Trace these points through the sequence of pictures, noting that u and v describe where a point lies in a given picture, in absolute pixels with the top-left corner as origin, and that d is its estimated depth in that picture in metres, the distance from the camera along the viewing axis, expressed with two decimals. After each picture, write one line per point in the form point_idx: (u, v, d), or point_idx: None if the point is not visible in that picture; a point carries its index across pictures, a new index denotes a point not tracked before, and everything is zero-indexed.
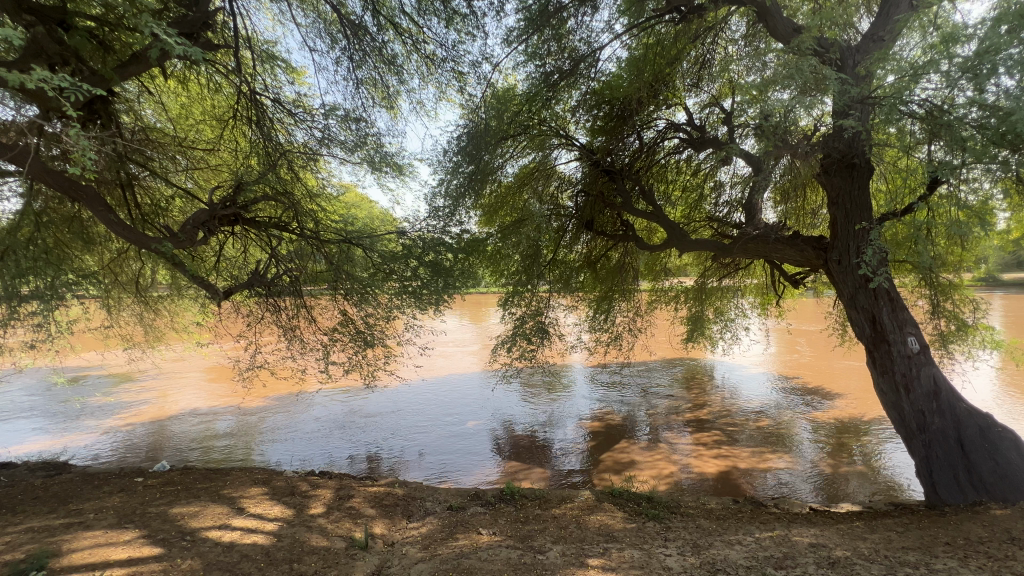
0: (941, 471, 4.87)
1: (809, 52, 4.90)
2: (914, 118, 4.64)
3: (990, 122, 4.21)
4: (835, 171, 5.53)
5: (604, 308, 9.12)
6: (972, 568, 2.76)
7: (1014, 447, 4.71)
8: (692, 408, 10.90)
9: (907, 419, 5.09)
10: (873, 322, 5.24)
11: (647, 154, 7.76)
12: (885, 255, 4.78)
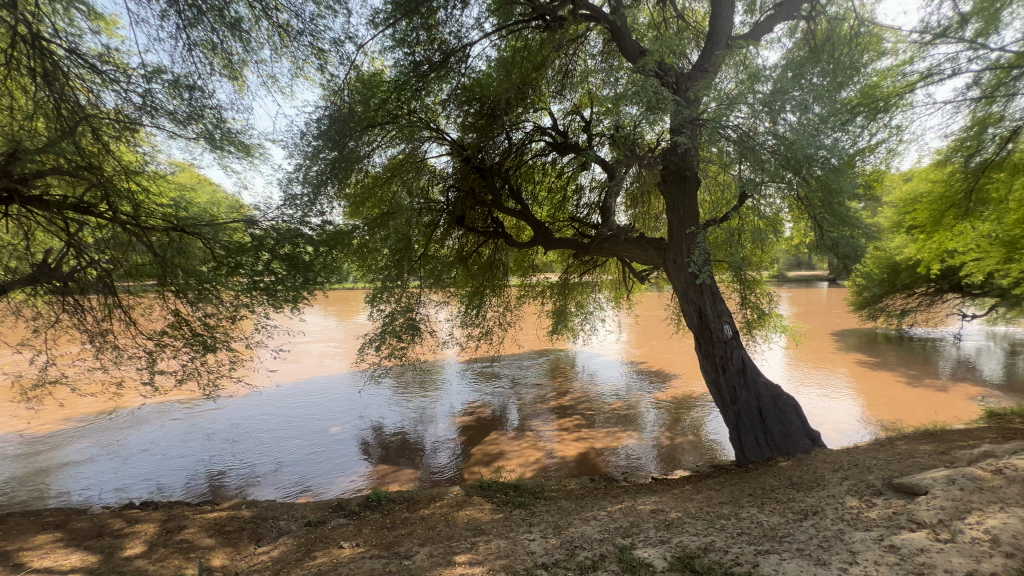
0: (747, 434, 5.92)
1: (652, 74, 5.51)
2: (729, 141, 5.52)
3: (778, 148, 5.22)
4: (671, 181, 6.31)
5: (475, 303, 9.22)
6: (767, 512, 3.38)
7: (796, 410, 5.92)
8: (556, 396, 11.64)
9: (723, 393, 6.09)
10: (700, 313, 6.13)
11: (515, 154, 8.03)
12: (710, 256, 5.61)
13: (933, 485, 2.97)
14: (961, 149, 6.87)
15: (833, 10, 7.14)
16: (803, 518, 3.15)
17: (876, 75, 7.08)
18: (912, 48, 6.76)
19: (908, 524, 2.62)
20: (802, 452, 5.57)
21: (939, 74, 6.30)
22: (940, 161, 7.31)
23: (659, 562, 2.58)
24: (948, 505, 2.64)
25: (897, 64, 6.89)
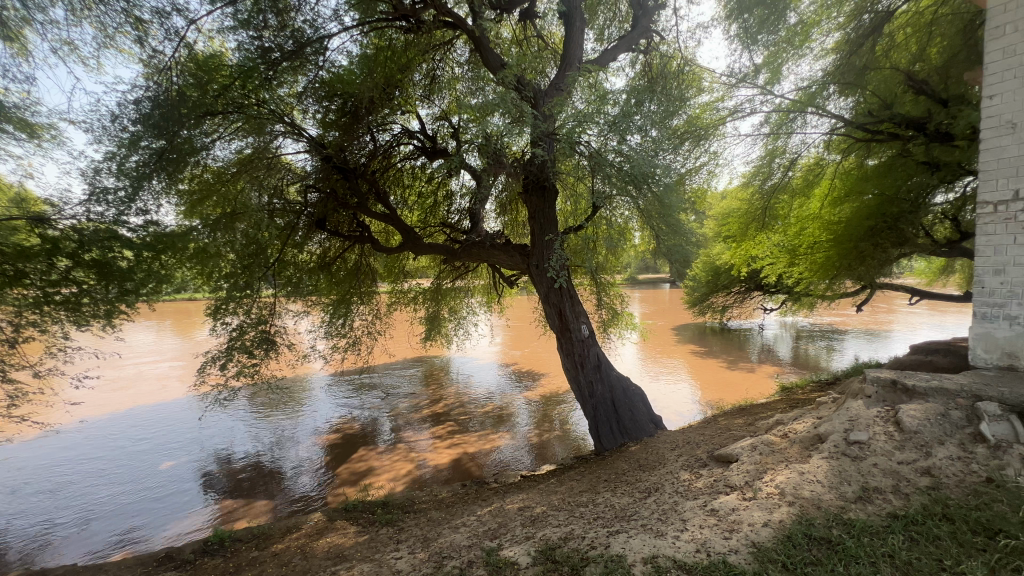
0: (604, 425, 6.49)
1: (512, 86, 5.77)
2: (583, 156, 6.03)
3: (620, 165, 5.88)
4: (532, 191, 6.66)
5: (341, 312, 8.63)
6: (618, 494, 3.73)
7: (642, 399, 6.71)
8: (431, 403, 11.46)
9: (582, 388, 6.58)
10: (560, 314, 6.54)
11: (381, 155, 7.69)
12: (565, 262, 6.06)
13: (741, 453, 3.57)
14: (759, 175, 8.48)
15: (665, 48, 8.25)
16: (647, 495, 3.53)
17: (698, 108, 8.35)
18: (723, 88, 8.12)
19: (724, 488, 3.09)
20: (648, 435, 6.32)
21: (741, 111, 7.67)
22: (746, 183, 8.88)
23: (524, 558, 2.66)
24: (751, 468, 3.18)
25: (713, 100, 8.22)
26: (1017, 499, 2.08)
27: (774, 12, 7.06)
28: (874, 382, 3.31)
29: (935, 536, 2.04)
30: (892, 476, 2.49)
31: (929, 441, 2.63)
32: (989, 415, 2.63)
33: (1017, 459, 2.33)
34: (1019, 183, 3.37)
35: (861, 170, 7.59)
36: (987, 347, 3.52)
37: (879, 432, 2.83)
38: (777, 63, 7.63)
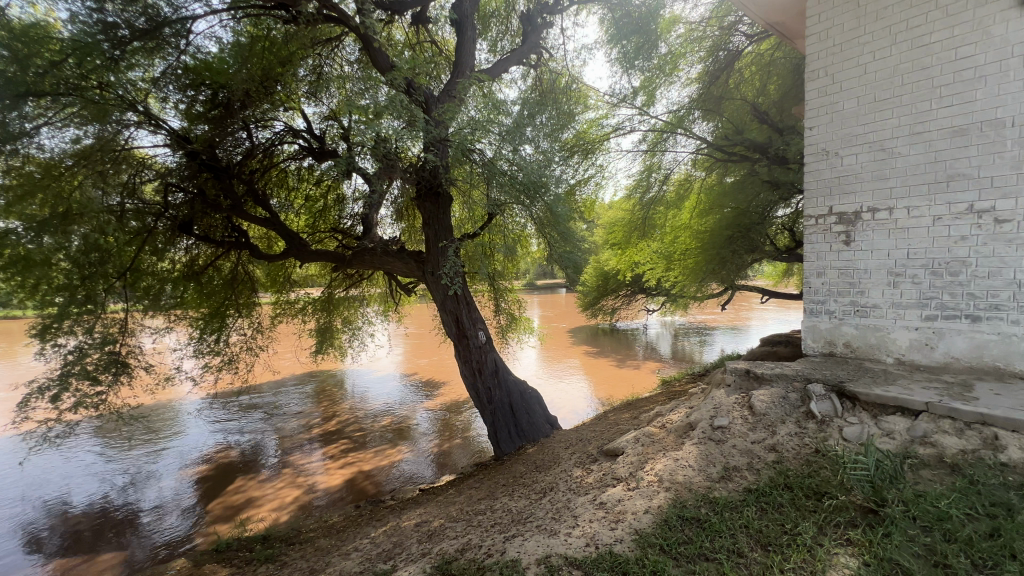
0: (502, 429, 6.57)
1: (402, 89, 5.67)
2: (478, 163, 6.10)
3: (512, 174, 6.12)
4: (427, 197, 6.59)
5: (214, 326, 7.70)
6: (515, 498, 3.77)
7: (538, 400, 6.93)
8: (323, 421, 10.68)
9: (480, 395, 6.61)
10: (456, 322, 6.51)
11: (261, 154, 6.99)
12: (459, 269, 6.06)
13: (626, 446, 3.82)
14: (639, 188, 9.21)
15: (554, 65, 8.69)
16: (542, 496, 3.62)
17: (585, 123, 8.90)
18: (606, 106, 8.76)
19: (611, 481, 3.28)
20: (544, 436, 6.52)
21: (623, 129, 8.33)
22: (628, 195, 9.63)
23: None
24: (635, 459, 3.42)
25: (598, 117, 8.82)
26: (836, 465, 2.49)
27: (647, 42, 7.89)
28: (732, 372, 3.75)
29: (779, 504, 2.35)
30: (747, 455, 2.83)
31: (774, 421, 3.04)
32: (818, 395, 3.12)
33: (837, 430, 2.78)
34: (831, 201, 4.09)
35: (721, 186, 8.62)
36: (814, 337, 4.19)
37: (737, 417, 3.21)
38: (652, 88, 8.39)
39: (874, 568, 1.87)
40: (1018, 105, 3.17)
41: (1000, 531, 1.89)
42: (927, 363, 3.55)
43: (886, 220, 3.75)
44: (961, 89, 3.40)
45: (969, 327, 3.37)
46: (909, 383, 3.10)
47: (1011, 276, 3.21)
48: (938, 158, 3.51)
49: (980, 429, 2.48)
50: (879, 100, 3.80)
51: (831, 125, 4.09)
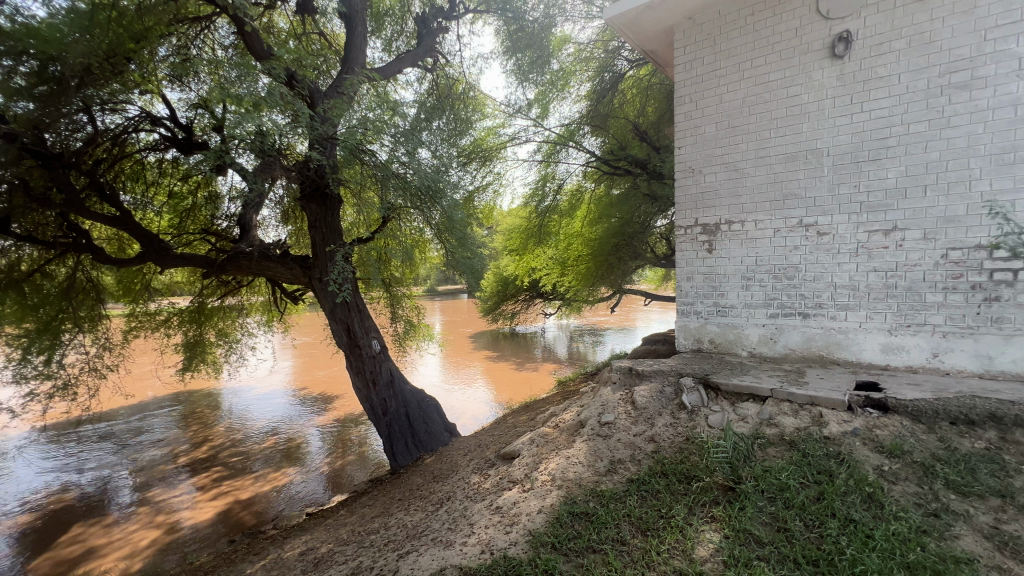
0: (398, 442, 6.39)
1: (284, 81, 5.28)
2: (370, 164, 5.89)
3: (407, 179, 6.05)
4: (312, 198, 6.20)
5: (43, 346, 6.28)
6: (411, 512, 3.64)
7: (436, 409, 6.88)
8: (192, 448, 9.40)
9: (375, 407, 6.35)
10: (348, 331, 6.18)
11: (108, 141, 5.89)
12: (348, 274, 5.79)
13: (522, 448, 3.90)
14: (535, 196, 9.55)
15: (451, 70, 8.68)
16: (439, 507, 3.54)
17: (483, 131, 9.00)
18: (503, 116, 8.96)
19: (507, 484, 3.33)
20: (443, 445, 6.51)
21: (519, 139, 8.57)
22: (525, 203, 9.91)
23: None
24: (530, 461, 3.51)
25: (495, 125, 8.98)
26: (701, 449, 2.78)
27: (541, 57, 8.20)
28: (617, 370, 4.02)
29: (656, 490, 2.56)
30: (630, 447, 3.05)
31: (652, 414, 3.32)
32: (688, 387, 3.46)
33: (703, 418, 3.10)
34: (696, 213, 4.59)
35: (608, 198, 9.23)
36: (685, 335, 4.65)
37: (621, 412, 3.45)
38: (545, 101, 8.75)
39: (732, 540, 2.11)
40: (831, 138, 3.86)
41: (824, 495, 2.25)
42: (772, 354, 4.13)
43: (739, 231, 4.31)
44: (792, 121, 4.04)
45: (802, 322, 3.99)
46: (758, 373, 3.58)
47: (829, 279, 3.87)
48: (776, 179, 4.12)
49: (809, 408, 2.93)
50: (732, 126, 4.36)
51: (695, 146, 4.58)
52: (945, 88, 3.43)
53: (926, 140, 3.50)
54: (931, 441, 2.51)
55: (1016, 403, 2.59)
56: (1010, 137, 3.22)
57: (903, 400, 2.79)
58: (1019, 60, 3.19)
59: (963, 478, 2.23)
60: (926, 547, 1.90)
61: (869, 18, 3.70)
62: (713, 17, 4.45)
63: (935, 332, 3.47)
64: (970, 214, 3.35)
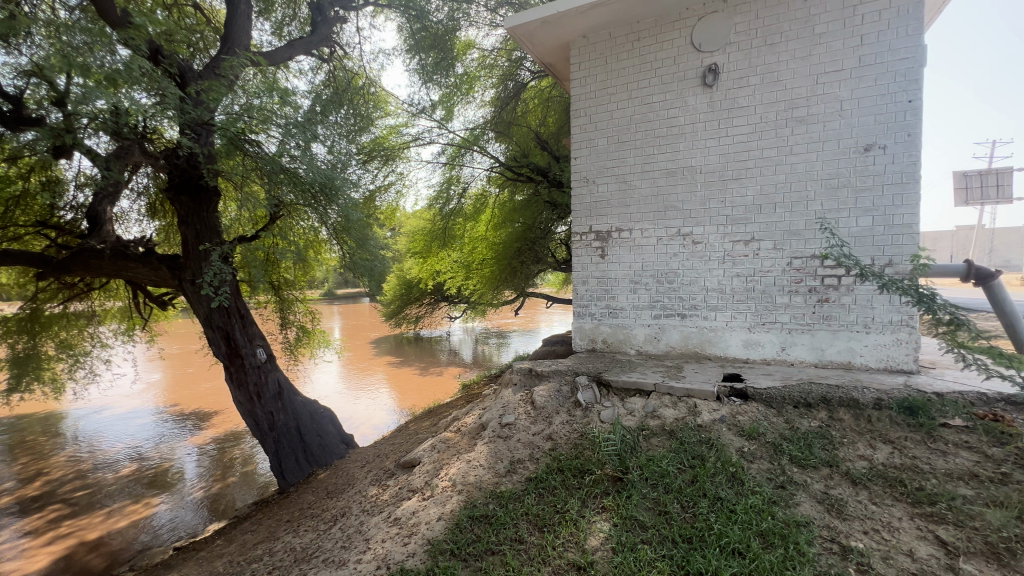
0: (288, 458, 6.26)
1: (146, 54, 4.64)
2: (255, 155, 5.42)
3: (299, 174, 5.70)
4: (183, 190, 5.70)
5: None
6: (301, 534, 3.38)
7: (330, 420, 6.88)
8: (21, 484, 7.82)
9: (261, 422, 6.20)
10: (227, 340, 5.92)
11: None
12: (227, 275, 5.25)
13: (423, 455, 3.82)
14: (440, 199, 9.42)
15: (349, 63, 8.29)
16: (333, 525, 3.33)
17: (384, 129, 8.70)
18: (406, 115, 8.75)
19: (407, 494, 3.24)
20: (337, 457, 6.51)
21: (423, 140, 8.41)
22: (429, 206, 9.74)
23: None
24: (431, 467, 3.45)
25: (397, 124, 8.74)
26: (594, 443, 2.94)
27: (445, 59, 8.18)
28: (518, 372, 4.12)
29: (553, 487, 2.66)
30: (529, 447, 3.12)
31: (550, 413, 3.44)
32: (583, 385, 3.65)
33: (596, 414, 3.29)
34: (590, 221, 4.87)
35: (512, 203, 9.45)
36: (581, 336, 4.90)
37: (521, 413, 3.53)
38: (450, 104, 8.71)
39: (620, 527, 2.26)
40: (703, 158, 4.33)
41: (697, 478, 2.50)
42: (656, 351, 4.52)
43: (628, 239, 4.66)
44: (671, 141, 4.47)
45: (680, 322, 4.42)
46: (644, 369, 3.88)
47: (702, 283, 4.34)
48: (658, 192, 4.52)
49: (685, 400, 3.25)
50: (621, 141, 4.70)
51: (589, 157, 4.87)
52: (788, 122, 4.03)
53: (775, 164, 4.07)
54: (780, 423, 2.91)
55: (841, 387, 3.10)
56: (834, 165, 3.88)
57: (759, 389, 3.20)
58: (840, 102, 3.85)
59: (803, 453, 2.62)
60: (775, 516, 2.20)
61: (731, 54, 4.22)
62: (605, 38, 4.76)
63: (783, 329, 4.04)
64: (807, 228, 3.97)
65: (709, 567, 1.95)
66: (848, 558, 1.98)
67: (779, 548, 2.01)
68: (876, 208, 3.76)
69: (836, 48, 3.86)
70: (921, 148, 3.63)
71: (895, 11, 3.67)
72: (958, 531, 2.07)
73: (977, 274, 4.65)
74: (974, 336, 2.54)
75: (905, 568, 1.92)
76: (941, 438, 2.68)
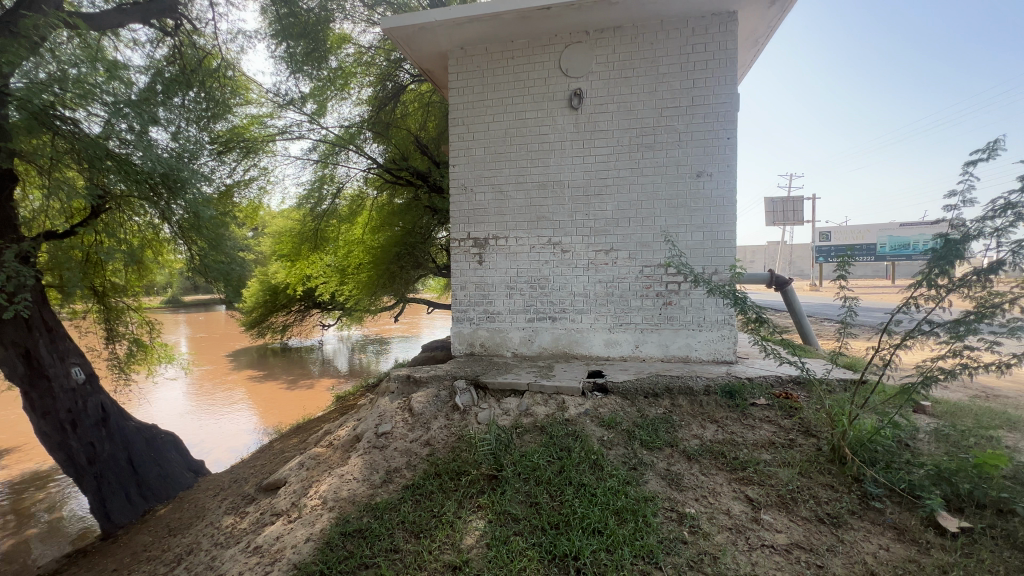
0: (114, 496, 5.29)
1: None
2: (69, 135, 4.55)
3: (132, 160, 5.01)
4: None
5: None
6: None
7: (173, 446, 6.11)
8: None
9: (76, 455, 5.29)
10: (26, 359, 5.07)
11: None
12: (27, 278, 4.29)
13: (289, 475, 3.54)
14: (311, 199, 8.80)
15: (200, 39, 7.33)
16: (177, 565, 2.92)
17: (244, 118, 7.85)
18: (271, 105, 8.01)
19: (269, 519, 2.97)
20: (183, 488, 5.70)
21: (291, 134, 7.76)
22: (298, 205, 9.00)
23: None
24: (298, 487, 3.21)
25: (261, 114, 7.95)
26: (471, 445, 3.01)
27: (317, 50, 7.71)
28: (395, 379, 4.03)
29: (429, 492, 2.66)
30: (406, 454, 3.09)
31: (428, 419, 3.44)
32: (460, 388, 3.71)
33: (473, 416, 3.37)
34: (468, 228, 4.96)
35: (391, 206, 9.19)
36: (460, 341, 4.97)
37: (399, 421, 3.47)
38: (322, 98, 8.19)
39: (494, 523, 2.35)
40: (570, 174, 4.72)
41: (564, 468, 2.72)
42: (530, 353, 4.78)
43: (504, 246, 4.86)
44: (541, 156, 4.78)
45: (551, 324, 4.74)
46: (518, 370, 4.08)
47: (570, 288, 4.70)
48: (531, 203, 4.80)
49: (555, 397, 3.50)
50: (497, 152, 4.89)
51: (467, 166, 4.97)
52: (639, 147, 4.58)
53: (629, 184, 4.60)
54: (634, 412, 3.29)
55: (680, 378, 3.61)
56: (675, 188, 4.52)
57: (616, 383, 3.58)
58: (679, 134, 4.50)
59: (651, 437, 3.00)
60: (628, 494, 2.48)
61: (593, 82, 4.67)
62: (481, 52, 4.93)
63: (637, 329, 4.56)
64: (655, 241, 4.55)
65: (572, 548, 2.13)
66: (684, 523, 2.32)
67: (631, 522, 2.28)
68: (705, 225, 4.46)
69: (675, 87, 4.50)
70: (736, 178, 4.41)
71: (718, 62, 4.41)
72: (761, 489, 2.56)
73: (777, 281, 5.74)
74: (772, 331, 3.16)
75: (724, 525, 2.32)
76: (751, 415, 3.28)
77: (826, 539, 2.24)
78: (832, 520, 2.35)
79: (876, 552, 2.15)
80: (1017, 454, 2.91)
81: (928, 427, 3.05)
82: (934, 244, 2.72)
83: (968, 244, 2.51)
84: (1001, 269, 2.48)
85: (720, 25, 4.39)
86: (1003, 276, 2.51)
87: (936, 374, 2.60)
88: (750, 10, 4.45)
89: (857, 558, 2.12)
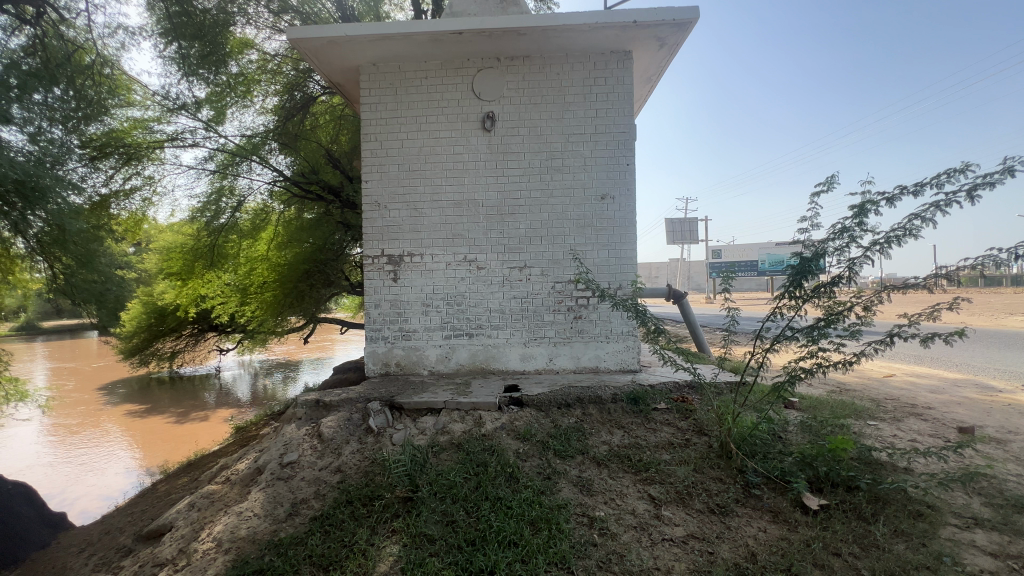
0: None
1: None
2: None
3: None
4: None
5: None
6: None
7: (20, 508, 5.19)
8: None
9: None
10: None
11: None
12: None
13: (175, 518, 3.16)
14: (206, 211, 8.04)
15: (68, 30, 6.56)
16: None
17: (125, 122, 7.03)
18: (158, 109, 7.29)
19: (151, 570, 2.65)
20: (34, 547, 4.75)
21: (182, 141, 7.07)
22: (192, 218, 8.21)
23: None
24: (187, 531, 2.89)
25: (145, 118, 7.13)
26: (384, 467, 2.91)
27: (214, 53, 7.25)
28: (302, 405, 3.79)
29: (339, 521, 2.53)
30: (314, 484, 2.92)
31: (339, 444, 3.28)
32: (374, 410, 3.57)
33: (387, 438, 3.27)
34: (382, 245, 4.86)
35: (299, 221, 8.68)
36: (373, 361, 4.80)
37: (306, 448, 3.27)
38: (221, 105, 7.61)
39: (409, 546, 2.31)
40: (483, 193, 4.83)
41: (480, 483, 2.74)
42: (446, 370, 4.75)
43: (419, 263, 4.82)
44: (455, 174, 4.85)
45: (468, 341, 4.76)
46: (434, 389, 4.03)
47: (486, 304, 4.77)
48: (446, 221, 4.83)
49: (472, 413, 3.51)
50: (412, 169, 4.88)
51: (380, 182, 4.89)
52: (549, 169, 4.82)
53: (540, 204, 4.81)
54: (548, 423, 3.40)
55: (590, 388, 3.80)
56: (582, 209, 4.80)
57: (531, 396, 3.69)
58: (585, 160, 4.81)
59: (563, 446, 3.11)
60: (543, 504, 2.56)
61: (505, 106, 4.85)
62: (394, 70, 4.91)
63: (551, 342, 4.74)
64: (564, 258, 4.78)
65: (488, 563, 2.16)
66: (594, 526, 2.44)
67: (544, 531, 2.35)
68: (609, 245, 4.79)
69: (580, 116, 4.82)
70: (635, 202, 4.79)
71: (616, 96, 4.81)
72: (662, 487, 2.77)
73: (675, 295, 6.27)
74: (668, 340, 3.44)
75: (630, 524, 2.47)
76: (652, 419, 3.54)
77: (715, 527, 2.48)
78: (720, 509, 2.60)
79: (756, 534, 2.42)
80: (862, 439, 3.44)
81: (795, 421, 3.51)
82: (793, 261, 3.18)
83: (820, 260, 2.95)
84: (841, 282, 2.96)
85: (618, 62, 4.81)
86: (843, 288, 3.00)
87: (798, 372, 3.00)
88: (643, 51, 4.92)
89: (740, 542, 2.37)
